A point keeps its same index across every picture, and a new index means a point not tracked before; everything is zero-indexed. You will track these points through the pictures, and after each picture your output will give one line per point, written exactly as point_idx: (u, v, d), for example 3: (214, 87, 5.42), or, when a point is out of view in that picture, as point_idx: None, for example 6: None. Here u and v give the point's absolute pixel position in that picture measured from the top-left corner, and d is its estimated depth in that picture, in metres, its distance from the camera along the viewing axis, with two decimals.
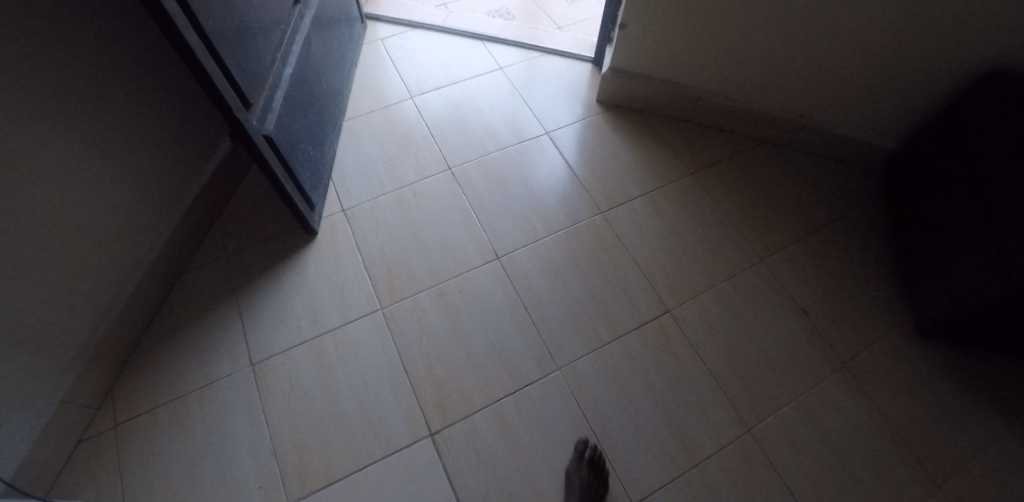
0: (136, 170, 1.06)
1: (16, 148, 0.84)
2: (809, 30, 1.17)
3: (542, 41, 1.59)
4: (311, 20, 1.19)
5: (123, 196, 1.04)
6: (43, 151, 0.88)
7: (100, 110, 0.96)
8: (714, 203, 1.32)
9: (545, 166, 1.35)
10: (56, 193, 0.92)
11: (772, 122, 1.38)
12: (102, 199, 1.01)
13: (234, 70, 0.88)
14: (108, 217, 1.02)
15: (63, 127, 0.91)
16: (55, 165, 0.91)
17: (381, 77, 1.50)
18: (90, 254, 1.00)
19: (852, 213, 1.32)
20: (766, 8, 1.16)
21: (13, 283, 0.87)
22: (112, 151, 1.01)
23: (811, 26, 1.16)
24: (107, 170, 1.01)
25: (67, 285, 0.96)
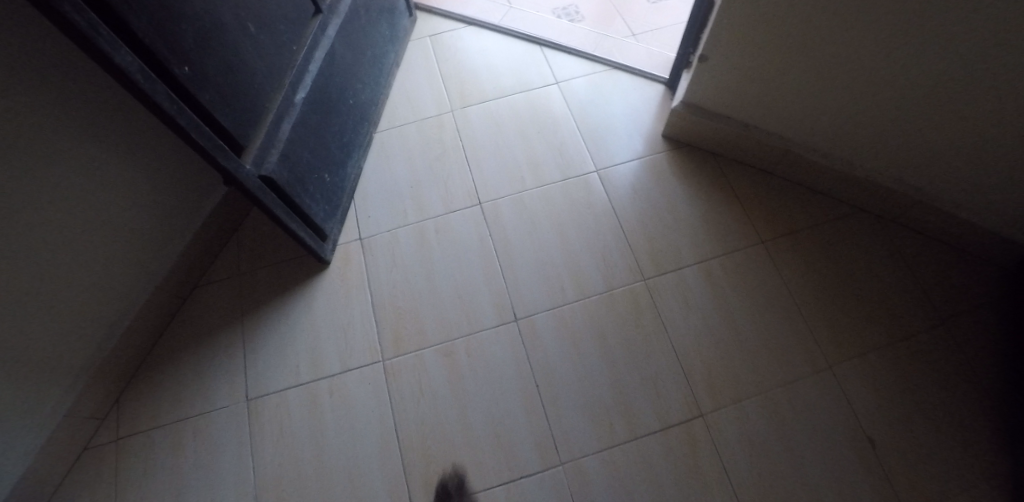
0: (153, 186, 1.01)
1: (20, 177, 0.79)
2: (951, 92, 0.90)
3: (609, 52, 1.37)
4: (336, 32, 1.07)
5: (137, 213, 1.00)
6: (55, 178, 0.84)
7: (109, 127, 0.90)
8: (783, 284, 1.11)
9: (588, 212, 1.17)
10: (71, 218, 0.89)
11: (877, 190, 1.12)
12: (117, 219, 0.97)
13: (221, 116, 0.78)
14: (123, 236, 0.99)
15: (71, 151, 0.85)
16: (68, 189, 0.87)
17: (423, 82, 1.36)
18: (103, 273, 0.97)
19: (959, 320, 1.07)
20: (897, 56, 0.89)
21: (24, 308, 0.86)
22: (126, 169, 0.95)
23: (955, 87, 0.89)
24: (122, 189, 0.96)
25: (79, 305, 0.95)
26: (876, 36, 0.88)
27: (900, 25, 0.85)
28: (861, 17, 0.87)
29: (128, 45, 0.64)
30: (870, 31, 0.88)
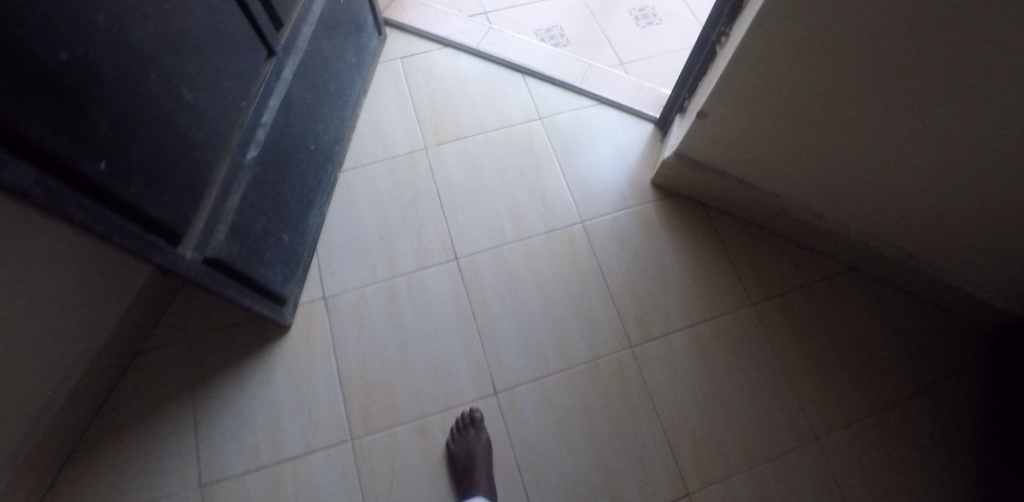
0: (88, 254, 0.84)
1: None
2: (963, 174, 0.85)
3: (596, 85, 1.28)
4: (294, 73, 0.93)
5: (72, 289, 0.83)
6: None
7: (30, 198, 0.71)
8: (772, 350, 1.06)
9: (572, 268, 1.10)
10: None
11: (869, 253, 1.08)
12: (50, 299, 0.80)
13: (151, 208, 0.65)
14: (58, 318, 0.82)
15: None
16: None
17: (394, 114, 1.24)
18: (34, 363, 0.81)
19: (942, 386, 1.05)
20: (920, 131, 0.82)
21: None
22: (56, 242, 0.77)
23: (967, 169, 0.83)
24: (52, 265, 0.78)
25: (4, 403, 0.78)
26: (901, 109, 0.81)
27: (928, 102, 0.78)
28: (887, 89, 0.79)
29: (18, 154, 0.50)
30: (895, 105, 0.81)
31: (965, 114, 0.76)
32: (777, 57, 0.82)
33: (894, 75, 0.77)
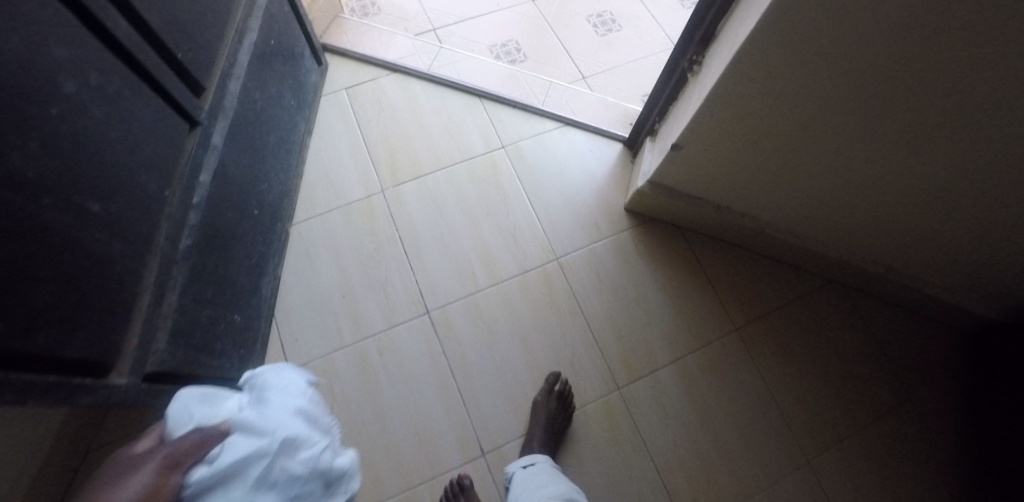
0: None
1: None
2: (953, 196, 0.81)
3: (560, 106, 1.20)
4: (226, 139, 0.82)
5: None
6: None
7: None
8: (760, 376, 1.04)
9: (551, 311, 1.04)
10: None
11: (849, 267, 1.07)
12: None
13: (65, 350, 0.55)
14: None
15: None
16: None
17: (345, 154, 1.14)
18: None
19: (924, 393, 1.06)
20: (908, 158, 0.78)
21: None
22: None
23: (957, 191, 0.80)
24: None
25: None
26: (885, 139, 0.77)
27: (917, 134, 0.74)
28: (872, 121, 0.75)
29: None
30: (880, 135, 0.76)
31: (956, 146, 0.73)
32: (756, 92, 0.77)
33: (879, 110, 0.72)
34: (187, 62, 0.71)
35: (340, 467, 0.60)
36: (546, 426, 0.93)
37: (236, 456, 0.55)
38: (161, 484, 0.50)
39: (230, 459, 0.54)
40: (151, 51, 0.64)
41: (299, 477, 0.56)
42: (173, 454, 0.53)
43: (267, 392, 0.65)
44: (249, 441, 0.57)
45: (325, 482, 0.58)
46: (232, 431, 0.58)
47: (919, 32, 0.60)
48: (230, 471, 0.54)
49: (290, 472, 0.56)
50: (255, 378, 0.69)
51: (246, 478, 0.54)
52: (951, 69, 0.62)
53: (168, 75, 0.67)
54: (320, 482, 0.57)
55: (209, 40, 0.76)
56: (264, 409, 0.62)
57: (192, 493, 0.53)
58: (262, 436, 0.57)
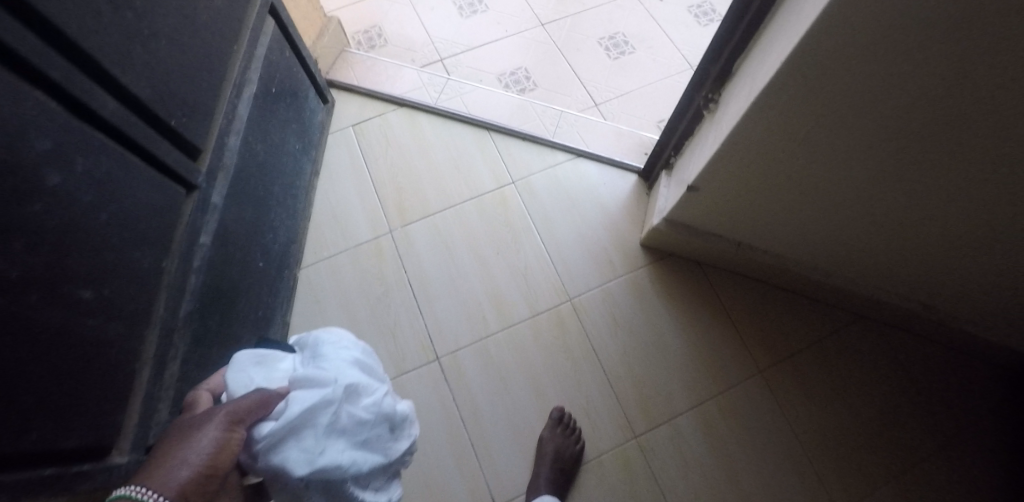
0: None
1: None
2: (1001, 241, 0.74)
3: (571, 136, 1.16)
4: (226, 197, 0.81)
5: None
6: None
7: None
8: (786, 422, 0.99)
9: (564, 355, 1.01)
10: None
11: (881, 305, 1.00)
12: None
13: (59, 440, 0.54)
14: None
15: None
16: None
17: (352, 194, 1.12)
18: None
19: (968, 440, 0.98)
20: (947, 204, 0.71)
21: None
22: None
23: (1006, 236, 0.73)
24: None
25: None
26: (922, 185, 0.70)
27: (958, 183, 0.67)
28: (906, 167, 0.68)
29: None
30: (916, 181, 0.70)
31: (1003, 195, 0.66)
32: (778, 137, 0.71)
33: (915, 156, 0.66)
34: (181, 128, 0.70)
35: (398, 411, 0.61)
36: (555, 461, 0.91)
37: (304, 405, 0.51)
38: (229, 440, 0.44)
39: (300, 408, 0.51)
40: (142, 124, 0.63)
41: (366, 422, 0.56)
42: (237, 409, 0.47)
43: (318, 346, 0.61)
44: (313, 390, 0.54)
45: (386, 427, 0.58)
46: (292, 384, 0.54)
47: (958, 83, 0.54)
48: (300, 422, 0.51)
49: (357, 418, 0.55)
50: (299, 338, 0.65)
51: (318, 426, 0.52)
52: (996, 121, 0.56)
53: (161, 145, 0.66)
54: (383, 427, 0.58)
55: (205, 101, 0.75)
56: (318, 362, 0.58)
57: (263, 448, 0.49)
58: (325, 386, 0.54)
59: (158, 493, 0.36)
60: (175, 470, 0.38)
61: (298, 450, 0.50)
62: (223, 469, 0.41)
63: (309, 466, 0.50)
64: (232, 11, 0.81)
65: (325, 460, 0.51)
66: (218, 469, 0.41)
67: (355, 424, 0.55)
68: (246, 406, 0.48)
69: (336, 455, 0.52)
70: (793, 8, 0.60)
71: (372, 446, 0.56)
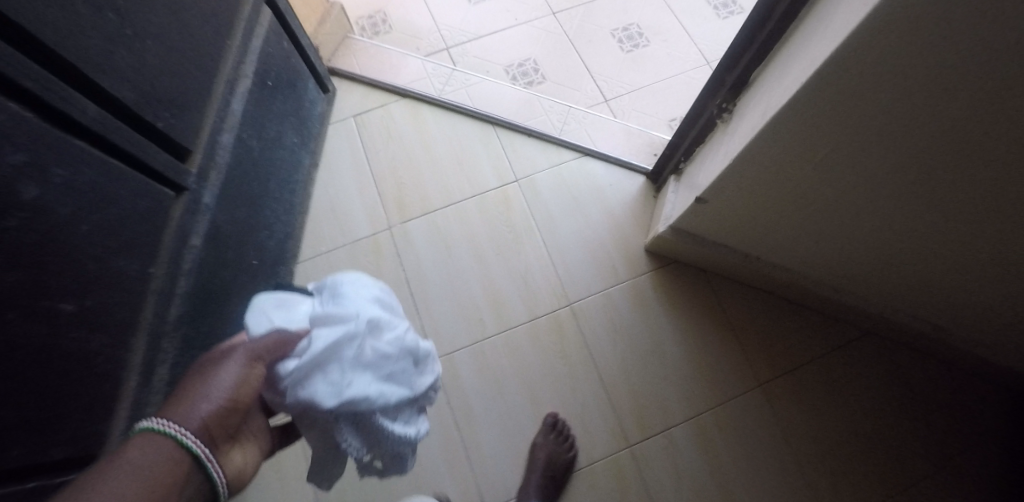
0: None
1: None
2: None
3: (578, 134, 1.12)
4: (218, 196, 0.79)
5: None
6: None
7: None
8: (786, 438, 0.96)
9: (561, 361, 0.99)
10: None
11: (892, 322, 0.97)
12: None
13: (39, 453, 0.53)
14: None
15: None
16: None
17: (352, 188, 1.10)
18: None
19: (974, 463, 0.95)
20: (970, 230, 0.67)
21: None
22: None
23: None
24: None
25: None
26: (945, 210, 0.66)
27: (984, 210, 0.63)
28: (928, 192, 0.64)
29: None
30: (938, 206, 0.66)
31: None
32: (793, 155, 0.66)
33: (939, 182, 0.61)
34: (170, 128, 0.68)
35: (424, 346, 0.56)
36: (547, 469, 0.89)
37: (327, 340, 0.49)
38: (252, 375, 0.48)
39: (320, 345, 0.49)
40: (124, 127, 0.61)
41: (392, 353, 0.52)
42: (260, 346, 0.49)
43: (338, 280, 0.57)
44: (334, 327, 0.51)
45: (413, 360, 0.54)
46: (312, 323, 0.52)
47: (990, 111, 0.49)
48: (322, 357, 0.49)
49: (380, 351, 0.51)
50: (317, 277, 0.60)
51: (343, 359, 0.49)
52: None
53: (146, 147, 0.64)
54: (411, 358, 0.54)
55: (195, 99, 0.73)
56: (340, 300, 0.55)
57: (291, 383, 0.49)
58: (347, 320, 0.51)
59: (181, 427, 0.42)
60: (199, 404, 0.44)
61: (324, 384, 0.48)
62: (246, 402, 0.47)
63: (336, 398, 0.47)
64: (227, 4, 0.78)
65: (352, 391, 0.48)
66: (239, 403, 0.46)
67: (379, 357, 0.51)
68: (269, 344, 0.49)
69: (364, 386, 0.48)
70: (820, 21, 0.56)
71: (399, 379, 0.52)
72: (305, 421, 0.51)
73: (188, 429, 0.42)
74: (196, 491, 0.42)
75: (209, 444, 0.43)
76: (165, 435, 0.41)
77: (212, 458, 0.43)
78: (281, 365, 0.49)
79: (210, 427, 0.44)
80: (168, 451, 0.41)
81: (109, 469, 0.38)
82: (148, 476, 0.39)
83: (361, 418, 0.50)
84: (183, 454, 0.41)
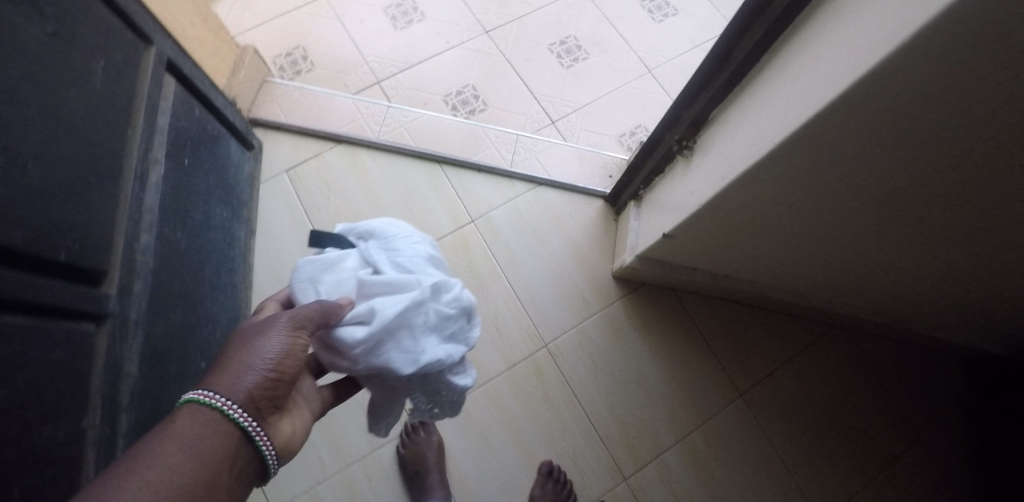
0: None
1: None
2: (979, 278, 0.72)
3: (529, 163, 1.08)
4: (146, 309, 0.69)
5: None
6: None
7: None
8: (769, 442, 0.98)
9: (545, 404, 0.97)
10: None
11: (852, 317, 1.00)
12: None
13: None
14: None
15: None
16: None
17: (297, 252, 1.01)
18: None
19: (937, 435, 1.00)
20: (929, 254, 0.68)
21: None
22: None
23: (983, 276, 0.71)
24: None
25: None
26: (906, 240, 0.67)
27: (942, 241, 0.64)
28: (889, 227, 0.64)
29: None
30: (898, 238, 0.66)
31: (988, 248, 0.63)
32: (759, 201, 0.65)
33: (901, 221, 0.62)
34: (76, 257, 0.58)
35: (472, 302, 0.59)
36: None
37: (397, 309, 0.50)
38: (296, 346, 0.48)
39: (391, 312, 0.50)
40: (18, 274, 0.52)
41: (452, 316, 0.55)
42: (302, 315, 0.48)
43: (383, 240, 0.56)
44: (397, 294, 0.52)
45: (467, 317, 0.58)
46: (370, 287, 0.53)
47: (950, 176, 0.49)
48: (393, 325, 0.50)
49: (442, 313, 0.54)
50: (349, 226, 0.58)
51: (412, 326, 0.51)
52: (992, 207, 0.52)
53: (50, 289, 0.55)
54: (466, 317, 0.57)
55: (101, 212, 0.63)
56: (391, 260, 0.55)
57: (362, 351, 0.50)
58: (409, 288, 0.53)
59: (226, 399, 0.44)
60: (244, 376, 0.46)
61: (398, 351, 0.51)
62: (289, 373, 0.48)
63: (413, 364, 0.51)
64: (122, 89, 0.67)
65: (427, 356, 0.52)
66: (283, 373, 0.48)
67: (442, 319, 0.54)
68: (326, 311, 0.49)
69: (434, 349, 0.52)
70: (779, 77, 0.53)
71: (459, 337, 0.55)
72: (370, 377, 0.55)
73: (233, 402, 0.44)
74: (247, 461, 0.46)
75: (257, 416, 0.46)
76: (212, 407, 0.44)
77: (260, 430, 0.46)
78: (345, 331, 0.50)
79: (257, 399, 0.46)
80: (215, 424, 0.43)
81: (164, 440, 0.42)
82: (199, 452, 0.42)
83: (427, 375, 0.55)
84: (231, 429, 0.44)
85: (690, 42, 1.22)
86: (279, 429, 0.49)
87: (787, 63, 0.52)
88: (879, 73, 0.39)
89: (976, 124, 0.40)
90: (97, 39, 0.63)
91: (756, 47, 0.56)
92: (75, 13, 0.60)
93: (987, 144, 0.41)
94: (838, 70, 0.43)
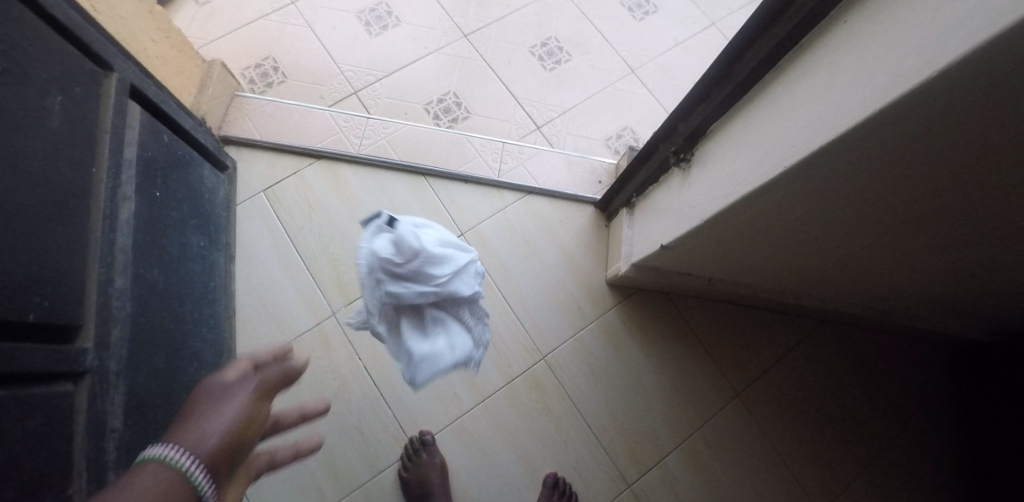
0: None
1: None
2: (970, 279, 0.73)
3: (517, 172, 1.06)
4: (127, 358, 0.65)
5: None
6: None
7: None
8: (767, 440, 1.00)
9: (546, 418, 0.96)
10: None
11: (842, 313, 1.02)
12: None
13: None
14: None
15: None
16: None
17: (281, 276, 0.97)
18: None
19: (924, 422, 1.03)
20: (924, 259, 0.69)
21: None
22: None
23: (975, 277, 0.72)
24: None
25: None
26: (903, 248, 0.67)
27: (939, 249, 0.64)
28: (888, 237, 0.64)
29: None
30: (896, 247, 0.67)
31: (983, 254, 0.63)
32: (760, 216, 0.65)
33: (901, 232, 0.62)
34: (46, 315, 0.54)
35: None
36: None
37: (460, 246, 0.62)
38: (257, 412, 0.46)
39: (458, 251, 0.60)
40: None
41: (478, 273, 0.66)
42: (265, 382, 0.49)
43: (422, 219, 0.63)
44: (454, 243, 0.62)
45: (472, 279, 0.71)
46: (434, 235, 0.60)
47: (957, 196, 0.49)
48: (461, 265, 0.60)
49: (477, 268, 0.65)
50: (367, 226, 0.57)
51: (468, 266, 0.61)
52: (993, 221, 0.53)
53: (20, 354, 0.51)
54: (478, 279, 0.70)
55: (70, 262, 0.58)
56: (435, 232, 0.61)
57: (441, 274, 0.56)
58: (458, 243, 0.62)
59: (192, 454, 0.39)
60: (207, 433, 0.42)
61: (464, 281, 0.59)
62: (246, 441, 0.45)
63: (472, 289, 0.61)
64: (84, 124, 0.62)
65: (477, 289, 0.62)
66: (243, 436, 0.44)
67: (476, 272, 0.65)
68: (297, 367, 0.52)
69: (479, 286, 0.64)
70: (784, 97, 0.52)
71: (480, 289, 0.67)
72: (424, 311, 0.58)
73: (196, 459, 0.39)
74: None
75: (216, 480, 0.40)
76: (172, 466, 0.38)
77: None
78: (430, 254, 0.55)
79: (220, 460, 0.41)
80: (174, 484, 0.38)
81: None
82: None
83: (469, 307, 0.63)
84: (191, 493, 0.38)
85: (671, 39, 1.21)
86: (221, 500, 0.42)
87: (792, 84, 0.51)
88: (895, 105, 0.38)
89: (988, 153, 0.40)
90: (52, 73, 0.58)
91: (759, 64, 0.55)
92: (27, 47, 0.55)
93: (996, 170, 0.41)
94: (851, 99, 0.42)
